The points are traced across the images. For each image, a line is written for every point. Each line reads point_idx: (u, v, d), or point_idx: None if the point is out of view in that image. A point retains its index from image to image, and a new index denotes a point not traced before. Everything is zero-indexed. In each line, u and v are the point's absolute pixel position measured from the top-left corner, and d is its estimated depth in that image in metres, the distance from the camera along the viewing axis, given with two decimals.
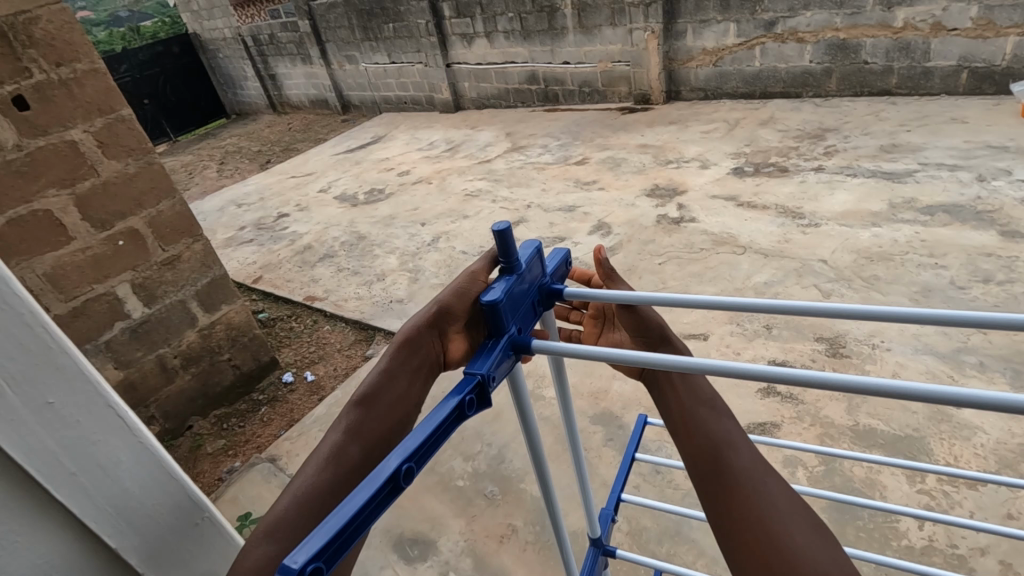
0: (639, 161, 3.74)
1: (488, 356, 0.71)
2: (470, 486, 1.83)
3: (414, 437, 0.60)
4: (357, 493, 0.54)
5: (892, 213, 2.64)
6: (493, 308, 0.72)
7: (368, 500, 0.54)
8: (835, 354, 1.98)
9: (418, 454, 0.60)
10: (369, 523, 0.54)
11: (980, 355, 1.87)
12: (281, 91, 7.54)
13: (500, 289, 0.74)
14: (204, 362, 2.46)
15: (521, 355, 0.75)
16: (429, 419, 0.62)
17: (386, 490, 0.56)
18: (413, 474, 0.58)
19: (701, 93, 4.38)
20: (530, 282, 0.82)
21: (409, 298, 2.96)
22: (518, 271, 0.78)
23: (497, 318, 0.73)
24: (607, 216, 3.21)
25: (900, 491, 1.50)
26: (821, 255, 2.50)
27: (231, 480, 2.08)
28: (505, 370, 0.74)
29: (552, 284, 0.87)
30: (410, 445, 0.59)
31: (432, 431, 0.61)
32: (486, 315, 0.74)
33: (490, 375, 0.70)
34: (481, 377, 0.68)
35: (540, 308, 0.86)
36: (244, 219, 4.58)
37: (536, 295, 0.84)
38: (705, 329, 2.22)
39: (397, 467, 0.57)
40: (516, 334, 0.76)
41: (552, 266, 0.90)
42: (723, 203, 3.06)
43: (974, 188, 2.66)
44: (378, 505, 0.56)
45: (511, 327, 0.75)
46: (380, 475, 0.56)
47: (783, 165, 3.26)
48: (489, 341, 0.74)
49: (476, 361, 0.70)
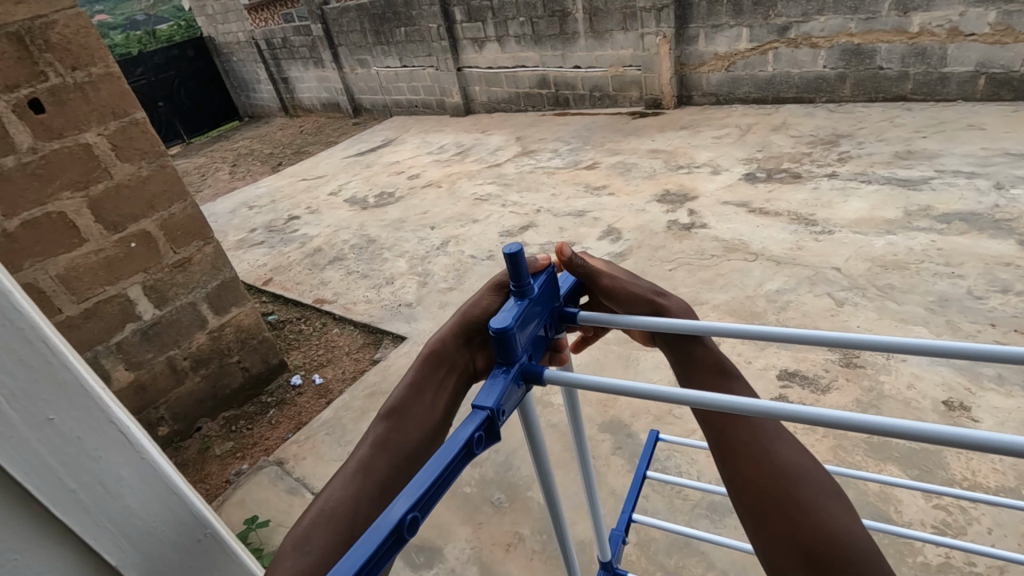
0: (650, 166, 3.72)
1: (498, 388, 0.70)
2: (477, 494, 1.82)
3: (421, 479, 0.59)
4: (367, 538, 0.54)
5: (907, 221, 2.60)
6: (505, 337, 0.71)
7: (380, 546, 0.54)
8: (848, 364, 1.95)
9: (429, 494, 0.59)
10: (379, 567, 0.54)
11: (999, 367, 1.83)
12: (293, 94, 7.60)
13: (512, 317, 0.73)
14: (214, 364, 2.47)
15: (532, 386, 0.74)
16: (438, 458, 0.61)
17: (390, 540, 0.55)
18: (418, 522, 0.57)
19: (712, 98, 4.35)
20: (544, 305, 0.81)
21: (417, 302, 2.95)
22: (531, 296, 0.77)
23: (508, 345, 0.72)
24: (617, 221, 3.19)
25: (916, 505, 1.47)
26: (835, 263, 2.47)
27: (238, 483, 2.08)
28: (515, 398, 0.73)
29: (564, 308, 0.86)
30: (416, 490, 0.58)
31: (438, 475, 0.59)
32: (496, 345, 0.72)
33: (500, 408, 0.69)
34: (491, 411, 0.67)
35: (551, 332, 0.85)
36: (255, 221, 4.61)
37: (548, 317, 0.83)
38: (715, 337, 2.19)
39: (403, 516, 0.55)
40: (527, 362, 0.75)
41: (565, 287, 0.89)
42: (735, 209, 3.04)
43: (991, 196, 2.61)
44: (389, 549, 0.55)
45: (522, 356, 0.74)
46: (387, 522, 0.55)
47: (796, 171, 3.23)
48: (499, 369, 0.73)
49: (486, 392, 0.69)
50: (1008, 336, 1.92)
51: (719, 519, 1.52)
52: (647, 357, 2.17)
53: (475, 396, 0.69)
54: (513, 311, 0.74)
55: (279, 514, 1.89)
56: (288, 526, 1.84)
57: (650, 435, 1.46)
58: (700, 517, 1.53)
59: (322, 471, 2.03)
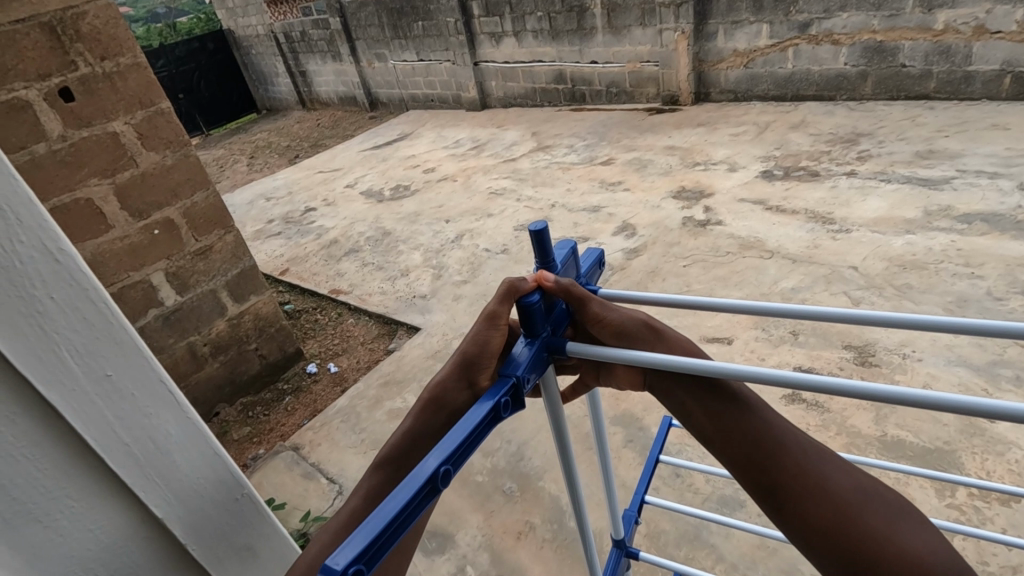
0: (666, 162, 3.70)
1: (523, 358, 0.72)
2: (489, 482, 1.84)
3: (454, 436, 0.61)
4: (403, 488, 0.56)
5: (927, 221, 2.58)
6: (531, 310, 0.73)
7: (413, 496, 0.56)
8: (863, 363, 1.94)
9: (460, 451, 0.61)
10: (414, 517, 0.56)
11: (1017, 369, 1.81)
12: (311, 88, 7.66)
13: (537, 293, 0.75)
14: (233, 351, 2.52)
15: (555, 358, 0.76)
16: (467, 420, 0.63)
17: (425, 491, 0.57)
18: (451, 475, 0.59)
19: (730, 95, 4.32)
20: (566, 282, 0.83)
21: (431, 294, 2.98)
22: (554, 272, 0.78)
23: (530, 317, 0.74)
24: (632, 217, 3.19)
25: (928, 504, 1.47)
26: (852, 262, 2.45)
27: (255, 467, 2.13)
28: (540, 370, 0.75)
29: (585, 285, 0.88)
30: (449, 446, 0.60)
31: (470, 432, 0.62)
32: (521, 318, 0.75)
33: (526, 376, 0.71)
34: (517, 379, 0.69)
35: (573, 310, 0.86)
36: (273, 213, 4.67)
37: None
38: (727, 335, 2.20)
39: (437, 468, 0.58)
40: (550, 336, 0.76)
41: (587, 265, 0.90)
42: (751, 207, 3.02)
43: (1015, 197, 2.57)
44: (422, 500, 0.57)
45: (545, 329, 0.76)
46: (421, 474, 0.57)
47: (814, 169, 3.20)
48: (524, 341, 0.75)
49: (512, 363, 0.72)
50: None
51: (729, 512, 1.53)
52: None
53: (501, 365, 0.72)
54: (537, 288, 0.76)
55: (295, 498, 1.94)
56: (303, 509, 1.88)
57: (663, 422, 1.46)
58: (710, 509, 1.54)
59: (337, 457, 2.07)
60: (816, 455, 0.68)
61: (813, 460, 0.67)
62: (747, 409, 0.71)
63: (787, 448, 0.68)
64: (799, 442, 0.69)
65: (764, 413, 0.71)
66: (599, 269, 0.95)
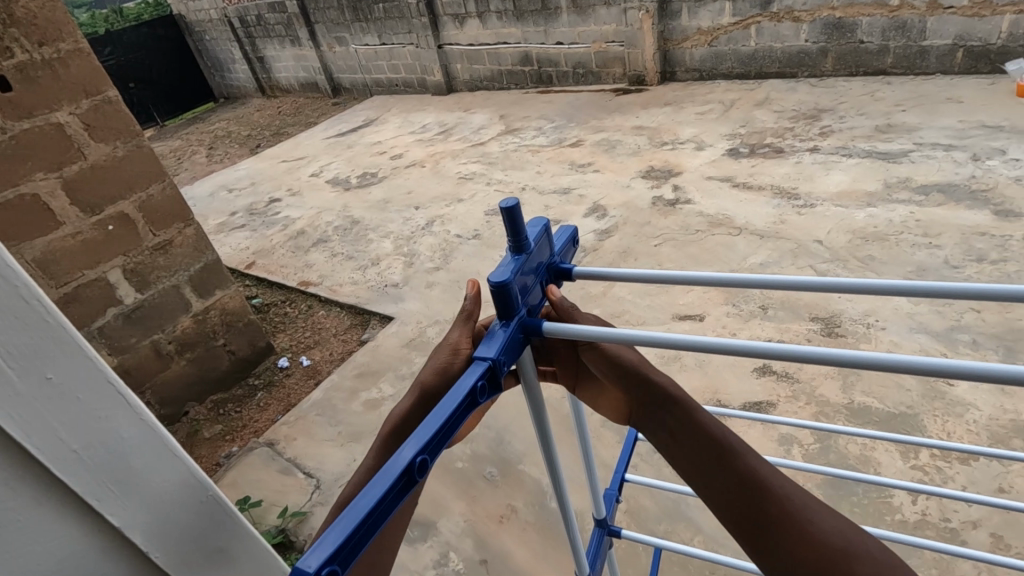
0: (634, 142, 3.71)
1: (498, 340, 0.70)
2: (469, 468, 1.84)
3: (429, 426, 0.59)
4: (378, 481, 0.54)
5: (887, 193, 2.65)
6: (505, 290, 0.71)
7: (390, 488, 0.54)
8: (830, 334, 1.99)
9: (436, 440, 0.60)
10: (391, 510, 0.55)
11: (974, 334, 1.89)
12: (270, 75, 7.41)
13: (510, 272, 0.73)
14: (200, 348, 2.45)
15: (531, 340, 0.75)
16: (442, 408, 0.61)
17: (401, 482, 0.56)
18: (428, 465, 0.58)
19: (696, 73, 4.34)
20: (539, 261, 0.81)
21: (404, 282, 2.94)
22: (526, 251, 0.77)
23: (504, 298, 0.72)
24: (603, 198, 3.20)
25: (894, 466, 1.52)
26: (817, 236, 2.50)
27: (229, 465, 2.08)
28: (516, 353, 0.73)
29: (559, 264, 0.86)
30: (424, 435, 0.59)
31: (446, 420, 0.61)
32: (495, 299, 0.73)
33: (502, 359, 0.70)
34: (492, 362, 0.68)
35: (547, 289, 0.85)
36: (236, 204, 4.53)
37: (545, 275, 0.83)
38: (700, 312, 2.23)
39: (412, 459, 0.56)
40: (525, 317, 0.75)
41: (559, 244, 0.88)
42: (719, 184, 3.05)
43: (969, 167, 2.66)
44: (399, 492, 0.56)
45: (520, 309, 0.74)
46: (396, 466, 0.56)
47: (778, 146, 3.25)
48: (498, 322, 0.73)
49: (487, 345, 0.70)
50: (983, 303, 1.98)
51: None
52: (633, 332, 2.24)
53: (476, 348, 0.70)
54: (510, 267, 0.74)
55: (272, 494, 1.90)
56: (282, 505, 1.85)
57: None
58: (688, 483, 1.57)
59: (314, 451, 2.04)
60: (800, 497, 0.66)
61: (797, 502, 0.65)
62: (727, 450, 0.69)
63: (769, 490, 0.66)
64: (784, 484, 0.67)
65: (747, 454, 0.69)
66: (572, 247, 0.94)
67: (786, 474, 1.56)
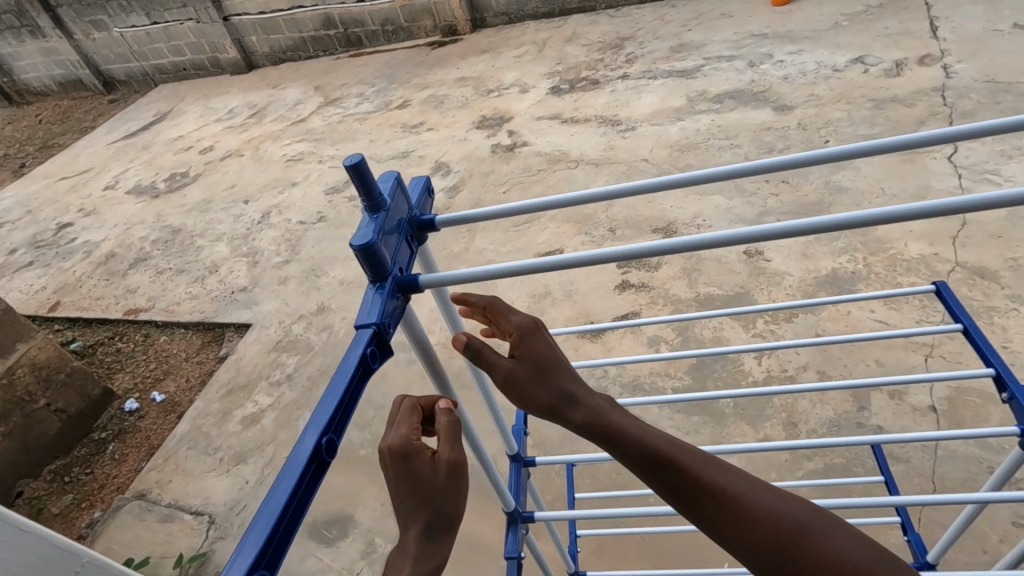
0: (461, 95, 3.69)
1: (376, 303, 0.66)
2: (374, 452, 1.80)
3: (326, 406, 0.56)
4: (285, 475, 0.51)
5: (691, 106, 2.95)
6: (370, 250, 0.66)
7: (300, 478, 0.51)
8: (670, 240, 2.23)
9: (339, 417, 0.57)
10: (309, 499, 0.52)
11: (778, 214, 2.22)
12: (12, 77, 6.07)
13: (372, 230, 0.68)
14: (15, 416, 2.04)
15: (411, 297, 0.72)
16: (336, 385, 0.58)
17: (312, 469, 0.53)
18: (336, 443, 0.55)
19: (504, 18, 4.37)
20: (399, 218, 0.77)
21: (252, 284, 2.69)
22: (383, 207, 0.72)
23: (375, 259, 0.67)
24: (443, 155, 3.16)
25: (740, 339, 1.77)
26: (643, 155, 2.73)
27: (95, 533, 1.81)
28: (399, 312, 0.70)
29: (420, 216, 0.83)
30: (324, 416, 0.55)
31: (343, 396, 0.57)
32: (362, 263, 0.68)
33: (385, 320, 0.66)
34: (376, 326, 0.64)
35: (414, 245, 0.81)
36: (11, 240, 3.74)
37: (407, 231, 0.79)
38: (558, 246, 2.35)
39: (317, 442, 0.53)
40: (399, 275, 0.71)
41: (416, 196, 0.84)
42: (549, 122, 3.17)
43: (748, 73, 3.05)
44: (313, 479, 0.53)
45: (392, 267, 0.70)
46: (301, 456, 0.52)
47: (593, 77, 3.44)
48: (372, 286, 0.69)
49: (364, 311, 0.66)
50: (779, 187, 2.33)
51: None
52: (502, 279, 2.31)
53: (355, 317, 0.66)
54: (370, 226, 0.69)
55: (158, 547, 1.70)
56: (174, 555, 1.66)
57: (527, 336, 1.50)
58: None
59: (197, 487, 1.84)
60: (744, 492, 0.55)
61: (741, 500, 0.55)
62: (666, 460, 0.59)
63: (708, 490, 0.57)
64: (732, 481, 0.56)
65: (686, 454, 0.59)
66: (429, 198, 0.90)
67: (660, 369, 1.75)
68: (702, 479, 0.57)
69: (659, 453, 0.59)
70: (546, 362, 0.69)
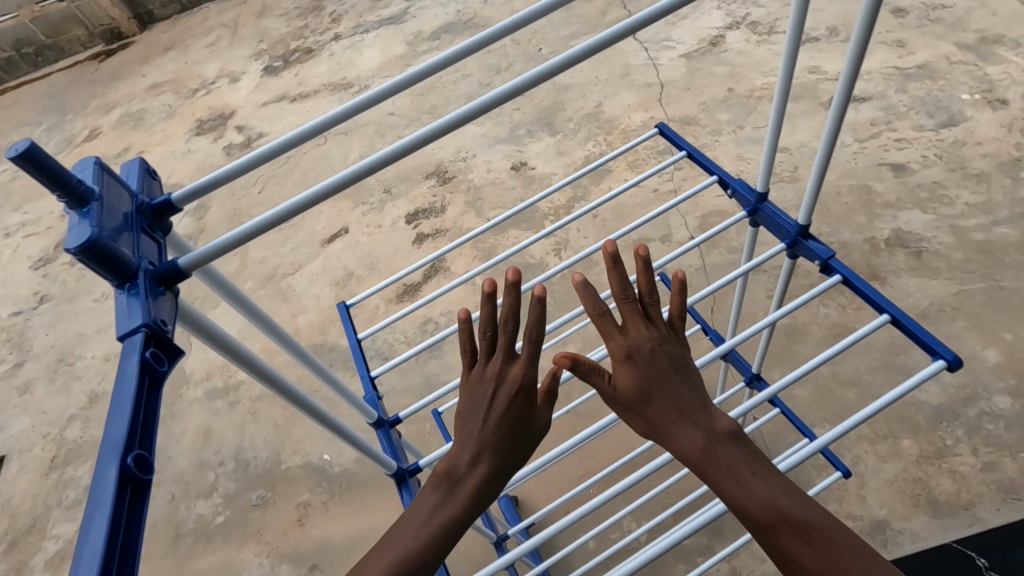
0: (162, 103, 3.17)
1: (137, 306, 0.49)
2: (235, 512, 1.63)
3: (116, 425, 0.44)
4: (95, 517, 0.40)
5: (413, 50, 2.95)
6: (101, 247, 0.47)
7: (116, 513, 0.41)
8: (445, 182, 2.30)
9: (141, 430, 0.46)
10: (138, 528, 0.42)
11: (527, 127, 2.40)
12: None
13: (90, 223, 0.48)
14: None
15: (179, 287, 0.55)
16: (121, 399, 0.45)
17: (130, 497, 0.43)
18: (149, 458, 0.45)
19: (177, 5, 3.78)
20: (126, 205, 0.55)
21: None
22: (98, 195, 0.50)
23: (112, 257, 0.48)
24: (170, 176, 2.73)
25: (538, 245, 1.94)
26: (387, 108, 2.67)
27: None
28: (173, 307, 0.53)
29: (154, 199, 0.60)
30: (117, 436, 0.44)
31: (136, 408, 0.46)
32: (93, 268, 0.48)
33: (158, 319, 0.50)
34: (148, 326, 0.49)
35: (162, 236, 0.60)
36: None
37: (142, 222, 0.57)
38: (343, 227, 2.28)
39: (123, 466, 0.43)
40: (153, 265, 0.53)
41: (135, 169, 0.61)
42: (278, 105, 2.91)
43: (452, 5, 3.12)
44: (134, 507, 0.43)
45: (139, 259, 0.52)
46: (106, 489, 0.41)
47: (306, 46, 3.21)
48: (120, 290, 0.50)
49: (124, 321, 0.49)
50: (518, 102, 2.50)
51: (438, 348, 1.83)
52: (298, 280, 2.17)
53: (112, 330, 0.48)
54: (85, 219, 0.49)
55: None
56: None
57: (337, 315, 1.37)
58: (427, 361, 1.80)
59: None
60: (787, 506, 0.53)
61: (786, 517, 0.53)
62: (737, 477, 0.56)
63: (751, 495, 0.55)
64: (780, 500, 0.54)
65: (803, 514, 0.53)
66: (156, 181, 0.64)
67: (481, 301, 1.87)
68: (825, 547, 0.51)
69: (769, 515, 0.53)
70: (663, 361, 0.64)
